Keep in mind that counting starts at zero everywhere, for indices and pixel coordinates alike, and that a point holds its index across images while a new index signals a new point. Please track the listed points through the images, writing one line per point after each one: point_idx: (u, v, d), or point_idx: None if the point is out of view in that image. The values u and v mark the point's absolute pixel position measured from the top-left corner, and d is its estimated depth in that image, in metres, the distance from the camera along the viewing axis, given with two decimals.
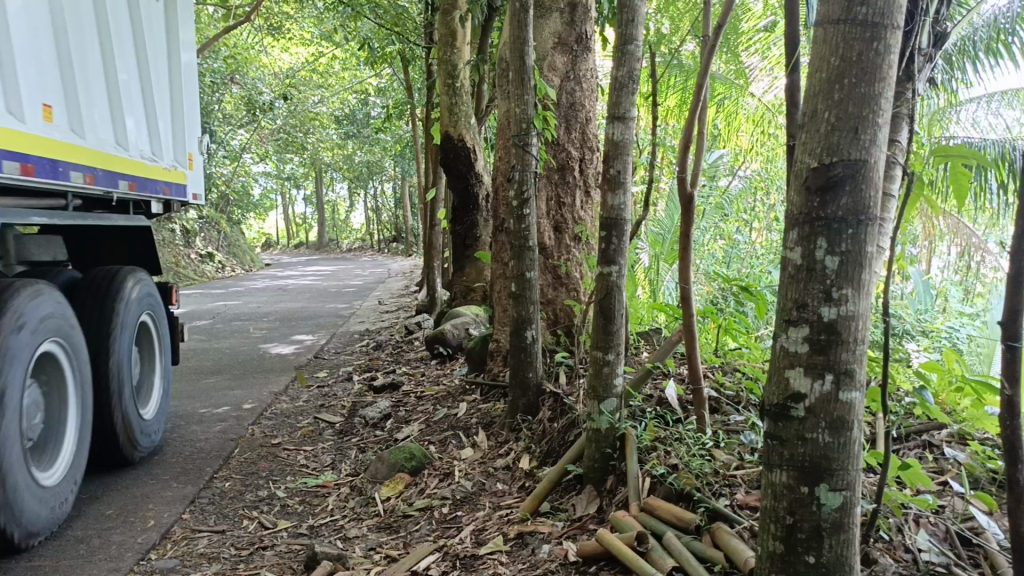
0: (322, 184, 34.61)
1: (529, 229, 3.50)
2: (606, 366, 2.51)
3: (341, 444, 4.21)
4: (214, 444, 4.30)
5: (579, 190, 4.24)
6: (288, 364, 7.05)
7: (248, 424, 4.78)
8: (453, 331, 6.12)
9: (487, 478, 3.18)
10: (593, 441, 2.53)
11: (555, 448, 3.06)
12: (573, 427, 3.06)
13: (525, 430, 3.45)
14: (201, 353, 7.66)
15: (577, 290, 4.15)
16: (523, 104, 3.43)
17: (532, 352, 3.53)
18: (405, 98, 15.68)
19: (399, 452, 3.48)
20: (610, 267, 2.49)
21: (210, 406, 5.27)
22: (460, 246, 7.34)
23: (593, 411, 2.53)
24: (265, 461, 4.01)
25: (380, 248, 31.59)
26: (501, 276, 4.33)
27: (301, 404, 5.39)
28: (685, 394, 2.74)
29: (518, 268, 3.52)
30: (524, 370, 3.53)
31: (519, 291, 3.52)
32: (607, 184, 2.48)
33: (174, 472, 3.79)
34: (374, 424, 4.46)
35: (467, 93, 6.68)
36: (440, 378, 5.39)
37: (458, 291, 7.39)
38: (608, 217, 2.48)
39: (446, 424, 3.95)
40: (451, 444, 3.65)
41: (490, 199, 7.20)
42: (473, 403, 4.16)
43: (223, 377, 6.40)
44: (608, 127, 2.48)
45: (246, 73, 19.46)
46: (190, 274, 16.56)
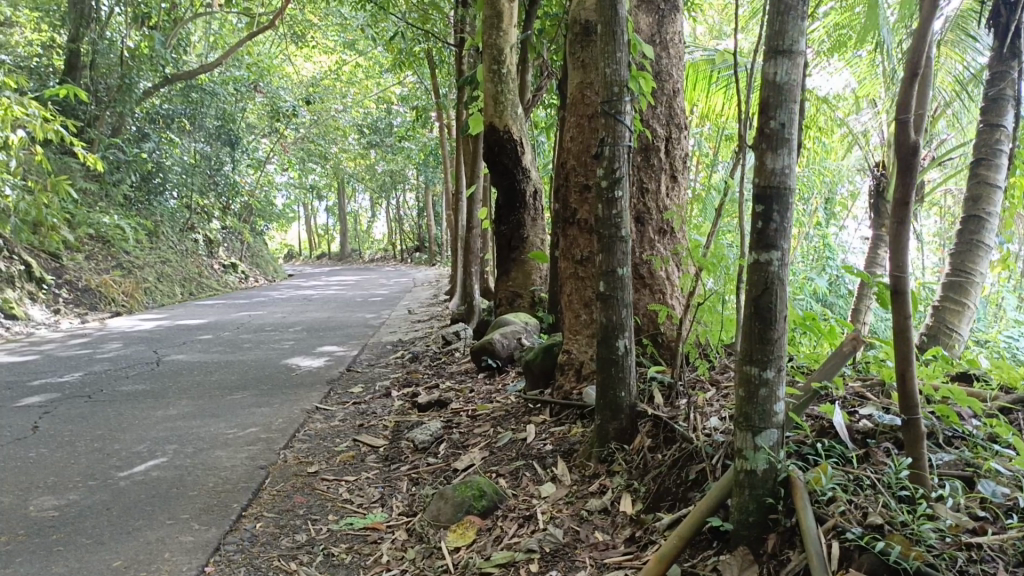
0: (344, 196, 34.33)
1: (621, 217, 2.88)
2: (764, 387, 1.88)
3: (389, 474, 3.60)
4: (243, 474, 3.70)
5: (665, 175, 3.62)
6: (320, 378, 6.47)
7: (280, 448, 4.19)
8: (503, 340, 5.49)
9: (582, 524, 2.55)
10: (745, 487, 1.90)
11: (670, 488, 2.43)
12: (692, 462, 2.43)
13: (620, 461, 2.81)
14: (225, 366, 7.10)
15: (664, 292, 3.54)
16: (615, 63, 2.81)
17: (626, 366, 2.91)
18: (430, 102, 15.24)
19: (466, 488, 2.86)
20: (769, 254, 1.85)
21: (236, 426, 4.68)
22: (505, 249, 6.65)
23: (745, 447, 1.90)
24: (302, 495, 3.40)
25: (404, 259, 31.17)
26: (573, 278, 3.72)
27: (337, 424, 4.79)
28: (857, 425, 2.10)
29: (607, 264, 2.89)
30: (614, 390, 2.89)
31: (607, 292, 2.89)
32: (764, 142, 1.84)
33: (197, 511, 3.19)
34: (425, 449, 3.84)
35: (513, 81, 6.19)
36: (493, 395, 4.77)
37: (504, 296, 6.65)
38: (768, 185, 1.84)
39: (515, 451, 3.33)
40: (525, 477, 3.03)
41: (539, 196, 6.58)
42: (544, 426, 3.54)
43: (250, 393, 5.82)
44: (763, 64, 1.84)
45: (269, 80, 19.11)
46: (213, 284, 16.05)
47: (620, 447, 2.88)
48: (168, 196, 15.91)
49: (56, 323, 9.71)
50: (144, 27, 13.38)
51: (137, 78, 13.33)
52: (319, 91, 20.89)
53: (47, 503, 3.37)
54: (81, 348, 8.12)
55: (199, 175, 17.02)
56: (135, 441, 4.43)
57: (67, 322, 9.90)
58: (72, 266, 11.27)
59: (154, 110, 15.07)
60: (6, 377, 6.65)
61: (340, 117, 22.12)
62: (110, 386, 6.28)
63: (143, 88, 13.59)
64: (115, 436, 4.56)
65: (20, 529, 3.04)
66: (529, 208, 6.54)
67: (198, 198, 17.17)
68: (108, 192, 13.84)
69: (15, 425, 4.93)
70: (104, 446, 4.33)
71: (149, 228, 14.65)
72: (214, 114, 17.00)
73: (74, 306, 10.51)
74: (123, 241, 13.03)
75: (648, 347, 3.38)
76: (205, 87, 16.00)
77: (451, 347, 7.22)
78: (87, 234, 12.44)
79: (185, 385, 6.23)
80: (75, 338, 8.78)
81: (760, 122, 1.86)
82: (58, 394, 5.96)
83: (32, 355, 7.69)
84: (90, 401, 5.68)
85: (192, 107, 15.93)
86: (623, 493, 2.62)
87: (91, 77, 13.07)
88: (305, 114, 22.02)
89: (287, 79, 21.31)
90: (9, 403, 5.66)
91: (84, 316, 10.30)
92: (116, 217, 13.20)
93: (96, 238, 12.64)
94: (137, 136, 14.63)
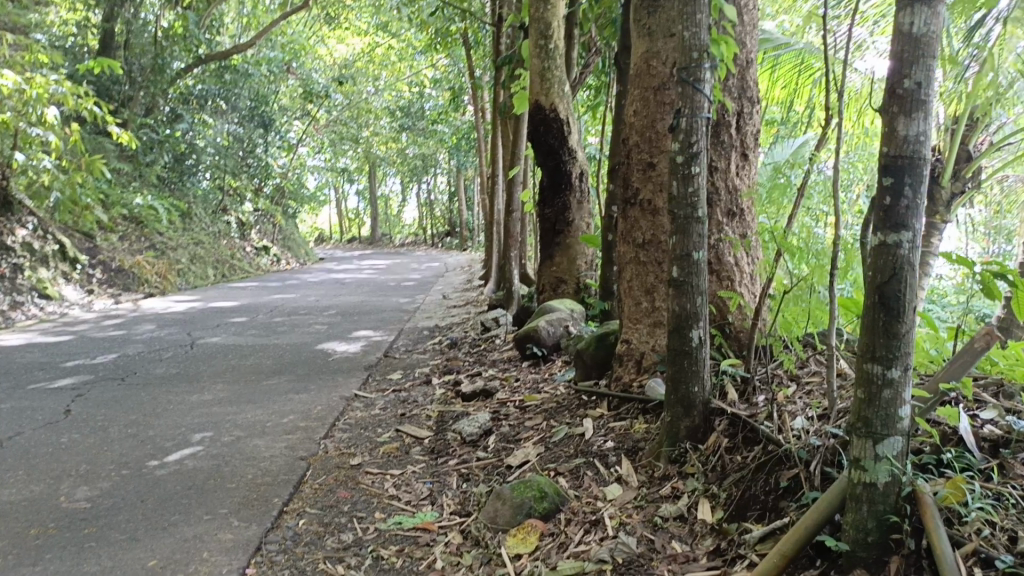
0: (375, 180, 34.19)
1: (698, 196, 2.63)
2: (888, 389, 1.63)
3: (437, 468, 3.40)
4: (282, 465, 3.52)
5: (736, 153, 3.37)
6: (357, 363, 6.29)
7: (319, 438, 4.01)
8: (548, 328, 5.29)
9: (656, 533, 2.32)
10: (863, 501, 1.66)
11: (759, 495, 2.20)
12: (782, 468, 2.20)
13: (694, 463, 2.58)
14: (260, 350, 6.93)
15: (732, 279, 3.31)
16: (695, 25, 2.57)
17: (700, 358, 2.67)
18: (464, 84, 15.01)
19: (526, 488, 2.64)
20: (899, 234, 1.60)
21: (273, 414, 4.50)
22: (549, 232, 6.31)
23: (864, 456, 1.66)
24: (345, 490, 3.21)
25: (435, 243, 30.99)
26: (634, 262, 3.49)
27: (378, 412, 4.60)
28: (983, 430, 1.88)
29: (682, 247, 2.65)
30: (686, 385, 2.66)
31: (681, 278, 2.65)
32: (895, 104, 1.60)
33: (236, 505, 3.00)
34: (473, 443, 3.63)
35: (561, 57, 6.07)
36: (540, 385, 4.55)
37: (547, 282, 6.34)
38: (898, 155, 1.60)
39: (573, 448, 3.10)
40: (586, 476, 2.81)
41: (584, 177, 6.28)
42: (602, 420, 3.31)
43: (286, 378, 5.64)
44: (896, 13, 1.60)
45: (302, 62, 18.96)
46: (245, 266, 15.93)
47: (692, 447, 2.65)
48: (201, 177, 15.82)
49: (90, 303, 9.62)
50: (178, 7, 13.30)
51: (170, 59, 13.23)
52: (352, 73, 20.71)
53: (79, 493, 3.20)
54: (114, 329, 8.01)
55: (231, 157, 16.92)
56: (171, 427, 4.25)
57: (100, 302, 9.81)
58: (106, 246, 11.21)
59: (188, 90, 14.97)
60: (40, 358, 6.53)
61: (372, 100, 21.95)
62: (143, 368, 6.14)
63: (176, 68, 13.49)
64: (150, 421, 4.39)
65: (51, 521, 2.87)
66: (575, 190, 6.22)
67: (230, 180, 17.06)
68: (142, 173, 13.75)
69: (48, 408, 4.79)
70: (139, 432, 4.16)
71: (182, 209, 14.57)
72: (248, 96, 16.87)
73: (108, 287, 10.43)
74: (157, 222, 12.95)
75: (718, 339, 3.14)
76: (239, 68, 15.89)
77: (490, 335, 6.99)
78: (121, 215, 12.37)
79: (220, 368, 6.07)
80: (109, 319, 8.68)
81: (889, 81, 1.61)
82: (92, 376, 5.83)
83: (67, 335, 7.59)
84: (124, 384, 5.53)
85: (225, 89, 15.82)
86: (699, 497, 2.40)
87: (126, 57, 12.99)
88: (337, 96, 21.86)
89: (320, 61, 21.20)
90: (41, 385, 5.53)
91: (117, 297, 10.22)
92: (149, 198, 13.12)
93: (129, 218, 12.57)
94: (170, 117, 14.53)
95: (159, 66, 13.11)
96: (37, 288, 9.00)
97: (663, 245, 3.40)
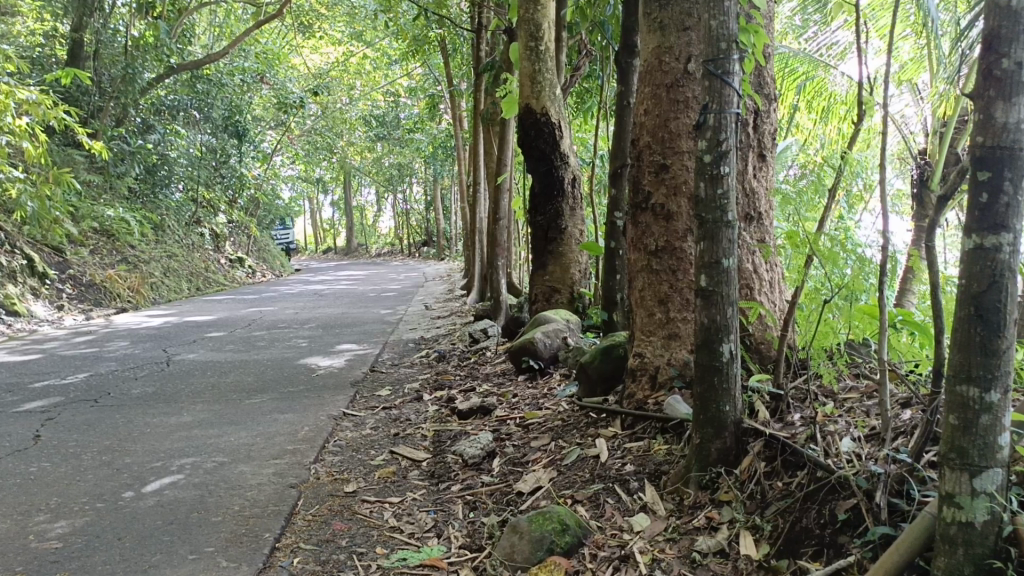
0: (351, 190, 33.85)
1: (728, 198, 2.42)
2: (986, 415, 1.43)
3: (439, 495, 3.16)
4: (272, 494, 3.27)
5: (753, 153, 3.16)
6: (343, 379, 6.03)
7: (309, 462, 3.76)
8: (545, 340, 5.06)
9: (696, 570, 2.10)
10: (957, 544, 1.47)
11: (812, 527, 1.99)
12: (837, 496, 2.00)
13: (728, 490, 2.36)
14: (240, 367, 6.65)
15: (752, 288, 3.10)
16: (723, 13, 2.37)
17: (732, 375, 2.45)
18: (441, 91, 14.79)
19: (545, 520, 2.40)
20: (997, 236, 1.40)
21: (258, 436, 4.24)
22: (541, 241, 6.07)
23: (959, 492, 1.46)
24: (341, 522, 2.97)
25: (412, 253, 30.71)
26: (646, 271, 3.28)
27: (369, 432, 4.36)
28: None
29: (710, 255, 2.43)
30: (717, 403, 2.44)
31: (709, 287, 2.44)
32: (990, 86, 1.40)
33: (225, 541, 2.75)
34: (477, 466, 3.40)
35: (551, 60, 5.95)
36: (540, 401, 4.33)
37: (540, 292, 6.09)
38: (995, 147, 1.40)
39: (589, 472, 2.87)
40: (608, 504, 2.58)
41: (576, 183, 6.06)
42: (616, 440, 3.09)
43: (270, 397, 5.37)
44: None
45: (276, 71, 18.67)
46: (221, 279, 15.58)
47: (725, 471, 2.43)
48: (174, 188, 15.46)
49: (60, 319, 9.28)
50: (149, 16, 12.98)
51: (141, 68, 12.92)
52: (327, 82, 20.42)
53: (50, 531, 2.93)
54: (85, 346, 7.69)
55: (205, 168, 16.55)
56: (148, 454, 3.98)
57: (71, 318, 9.47)
58: (76, 260, 10.87)
59: (159, 100, 14.66)
60: (7, 378, 6.21)
61: (347, 109, 21.68)
62: (118, 388, 5.84)
63: (147, 78, 13.19)
64: (125, 447, 4.11)
65: (19, 565, 2.61)
66: (567, 196, 6.00)
67: (204, 191, 16.72)
68: (112, 184, 13.38)
69: (16, 434, 4.50)
70: (113, 460, 3.88)
71: (154, 221, 14.24)
72: (221, 105, 16.54)
73: (79, 302, 10.09)
74: (129, 235, 12.60)
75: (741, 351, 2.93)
76: (211, 77, 15.58)
77: (480, 347, 6.76)
78: (91, 228, 12.02)
79: (198, 387, 5.80)
80: (80, 335, 8.36)
81: (982, 60, 1.42)
82: (63, 398, 5.52)
83: (36, 354, 7.26)
84: (96, 406, 5.24)
85: (198, 99, 15.50)
86: (740, 528, 2.18)
87: (96, 68, 12.68)
88: (312, 106, 21.56)
89: (295, 71, 20.93)
90: (9, 408, 5.23)
91: (89, 313, 9.88)
92: (121, 210, 12.77)
93: (100, 231, 12.22)
94: (142, 128, 14.18)
95: (131, 76, 12.80)
96: (5, 304, 8.66)
97: (678, 253, 3.20)
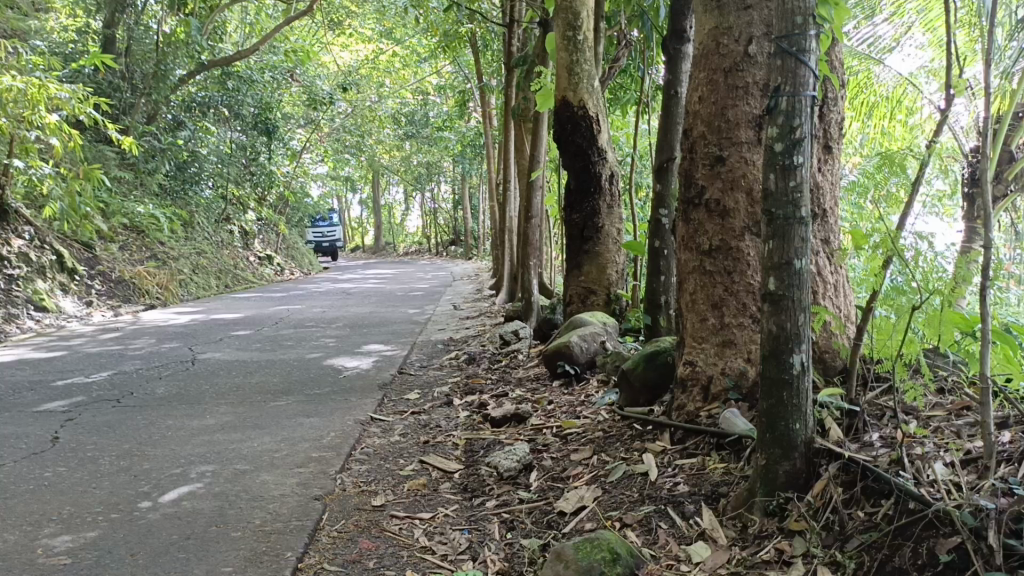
0: (379, 189, 33.73)
1: (802, 192, 2.16)
2: None
3: (472, 512, 2.92)
4: (295, 507, 3.06)
5: (818, 144, 2.91)
6: (370, 381, 5.81)
7: (335, 471, 3.55)
8: (581, 344, 4.82)
9: None
10: None
11: (908, 568, 1.75)
12: (934, 533, 1.77)
13: (800, 520, 2.12)
14: (266, 367, 6.47)
15: (816, 291, 2.85)
16: None
17: (803, 390, 2.20)
18: (470, 88, 14.59)
19: (592, 549, 2.15)
20: None
21: (283, 442, 4.04)
22: (576, 239, 5.81)
23: None
24: (368, 539, 2.75)
25: (440, 253, 30.54)
26: (698, 271, 3.04)
27: (398, 439, 4.14)
28: None
29: (780, 255, 2.18)
30: (786, 421, 2.20)
31: (779, 291, 2.18)
32: None
33: (245, 560, 2.54)
34: (512, 480, 3.17)
35: (589, 51, 5.74)
36: (578, 409, 4.09)
37: (575, 293, 5.83)
38: None
39: (638, 491, 2.63)
40: (662, 531, 2.34)
41: (615, 180, 5.77)
42: (665, 456, 2.84)
43: (295, 399, 5.17)
44: None
45: (306, 69, 18.55)
46: (249, 276, 15.48)
47: (795, 497, 2.19)
48: (204, 186, 15.35)
49: (89, 316, 9.17)
50: (180, 13, 12.88)
51: (173, 65, 12.85)
52: (356, 80, 20.29)
53: (60, 544, 2.73)
54: (111, 344, 7.56)
55: (235, 166, 16.43)
56: (167, 459, 3.78)
57: (99, 315, 9.36)
58: (106, 257, 10.78)
59: (190, 97, 14.59)
60: (30, 376, 6.07)
61: (376, 107, 21.57)
62: (141, 387, 5.68)
63: (178, 75, 13.12)
64: (144, 452, 3.92)
65: None
66: (604, 194, 5.71)
67: (233, 188, 16.61)
68: (143, 181, 13.29)
69: (33, 435, 4.32)
70: (131, 466, 3.69)
71: (184, 219, 14.15)
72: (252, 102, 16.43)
73: (108, 298, 9.98)
74: (157, 232, 12.51)
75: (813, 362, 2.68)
76: (242, 74, 15.47)
77: (511, 349, 6.53)
78: (121, 224, 11.94)
79: (223, 388, 5.61)
80: (106, 332, 8.23)
81: None
82: (85, 397, 5.35)
83: (61, 351, 7.13)
84: (119, 406, 5.07)
85: (228, 96, 15.40)
86: (817, 564, 1.95)
87: (128, 64, 12.63)
88: (341, 104, 21.43)
89: (325, 69, 20.85)
90: (30, 407, 5.07)
91: (117, 309, 9.76)
92: (151, 206, 12.68)
93: (129, 228, 12.13)
94: (173, 124, 14.13)
95: (162, 72, 12.73)
96: (33, 299, 8.56)
97: (735, 253, 2.94)
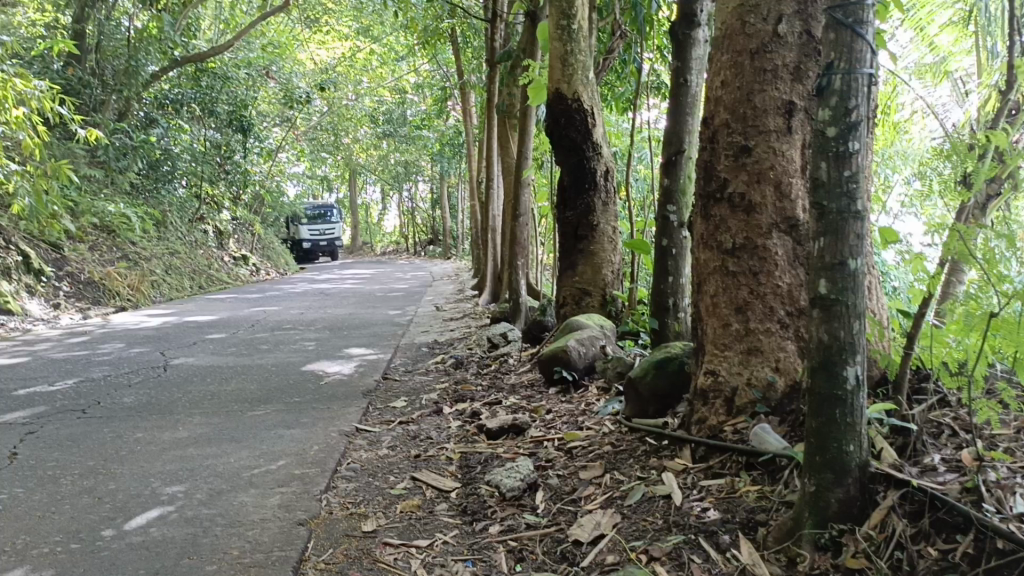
0: (355, 188, 33.31)
1: (859, 184, 1.90)
2: None
3: (474, 540, 2.64)
4: (277, 534, 2.76)
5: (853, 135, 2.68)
6: (354, 388, 5.51)
7: (320, 491, 3.25)
8: (579, 348, 4.54)
9: None
10: None
11: None
12: None
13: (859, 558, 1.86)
14: (242, 372, 6.15)
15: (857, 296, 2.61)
16: None
17: (857, 407, 1.93)
18: (449, 86, 14.30)
19: None
20: None
21: (261, 457, 3.74)
22: (570, 237, 5.54)
23: None
24: (360, 573, 2.47)
25: (417, 253, 30.19)
26: (720, 273, 2.78)
27: (387, 453, 3.86)
28: None
29: (833, 255, 1.91)
30: (839, 443, 1.93)
31: (831, 297, 1.92)
32: None
33: None
34: (516, 502, 2.89)
35: (584, 41, 5.48)
36: (580, 419, 3.82)
37: (569, 294, 5.56)
38: None
39: (662, 518, 2.37)
40: (695, 566, 2.07)
41: (610, 175, 5.50)
42: (687, 476, 2.57)
43: (274, 409, 4.86)
44: None
45: (283, 65, 18.15)
46: (224, 277, 15.11)
47: (851, 529, 1.93)
48: (177, 185, 14.96)
49: (56, 318, 8.78)
50: (152, 8, 12.50)
51: (144, 60, 12.47)
52: (333, 78, 19.92)
53: None
54: (78, 348, 7.20)
55: (209, 164, 16.03)
56: (134, 479, 3.47)
57: (67, 317, 8.97)
58: (74, 257, 10.39)
59: (162, 94, 14.21)
60: None
61: (353, 106, 21.26)
62: (108, 396, 5.34)
63: (150, 71, 12.74)
64: (110, 470, 3.61)
65: None
66: (600, 190, 5.44)
67: (208, 187, 16.20)
68: (114, 179, 12.87)
69: None
70: (95, 487, 3.38)
71: (156, 218, 13.76)
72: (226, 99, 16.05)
73: (76, 300, 9.59)
74: (129, 231, 12.10)
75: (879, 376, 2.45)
76: (215, 71, 15.08)
77: (500, 353, 6.25)
78: (91, 223, 11.53)
79: (196, 396, 5.29)
80: (73, 336, 7.85)
81: None
82: (47, 408, 5.01)
83: (24, 357, 6.76)
84: (83, 417, 4.74)
85: (202, 94, 15.00)
86: None
87: (98, 61, 12.26)
88: (317, 102, 21.09)
89: (301, 66, 20.49)
90: None
91: (86, 311, 9.37)
92: (121, 205, 12.28)
93: (99, 227, 11.73)
94: (144, 122, 13.77)
95: (133, 68, 12.34)
96: None
97: (761, 252, 2.67)
